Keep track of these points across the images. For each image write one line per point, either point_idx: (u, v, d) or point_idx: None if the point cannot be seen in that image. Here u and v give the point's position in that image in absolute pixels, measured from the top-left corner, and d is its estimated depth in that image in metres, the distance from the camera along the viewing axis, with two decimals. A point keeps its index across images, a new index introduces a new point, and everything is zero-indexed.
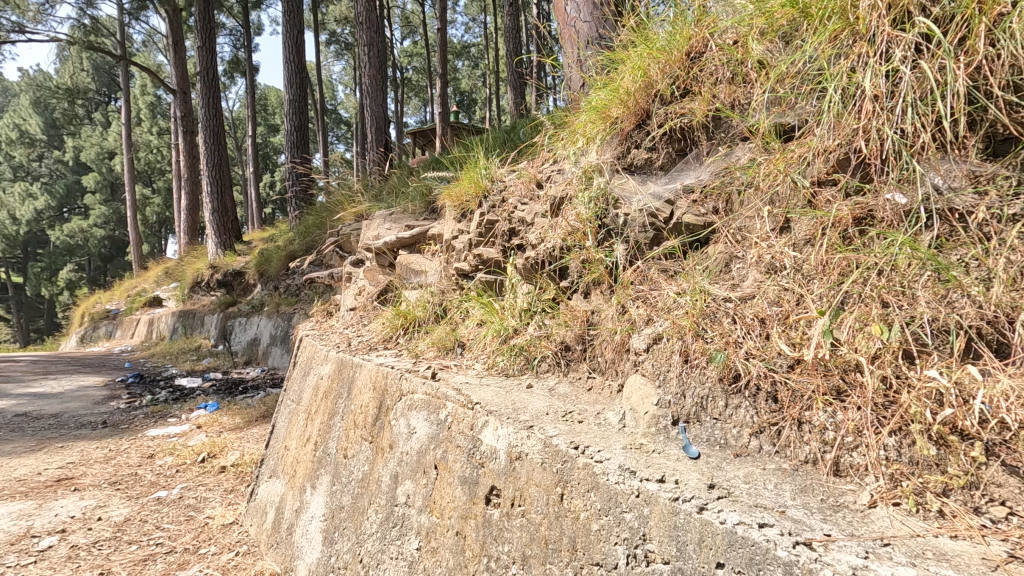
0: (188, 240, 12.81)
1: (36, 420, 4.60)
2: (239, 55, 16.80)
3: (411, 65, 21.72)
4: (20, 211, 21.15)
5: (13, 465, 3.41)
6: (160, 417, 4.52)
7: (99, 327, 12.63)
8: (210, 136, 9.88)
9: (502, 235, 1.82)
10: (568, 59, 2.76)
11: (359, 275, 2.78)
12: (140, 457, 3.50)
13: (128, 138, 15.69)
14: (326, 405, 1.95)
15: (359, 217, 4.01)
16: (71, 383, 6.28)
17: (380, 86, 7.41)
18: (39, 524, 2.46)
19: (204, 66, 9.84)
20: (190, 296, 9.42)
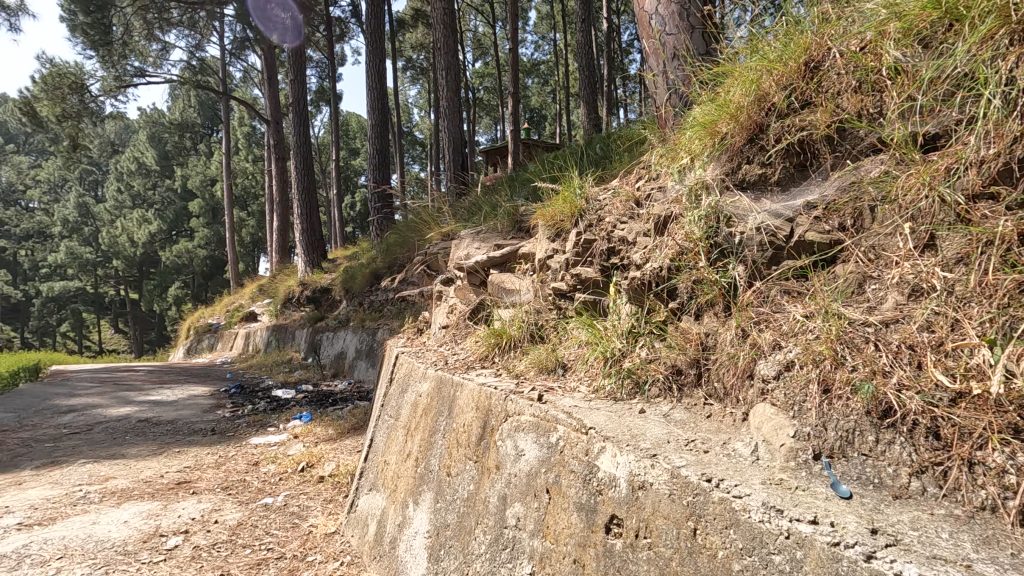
0: (279, 258, 13.74)
1: (155, 426, 5.05)
2: (325, 85, 17.94)
3: (482, 86, 22.34)
4: (138, 234, 23.53)
5: (140, 467, 3.75)
6: (261, 426, 4.83)
7: (203, 339, 13.74)
8: (300, 161, 10.58)
9: (600, 254, 1.81)
10: (655, 74, 2.72)
11: (450, 293, 2.85)
12: (246, 464, 3.74)
13: (228, 166, 17.10)
14: (426, 422, 1.99)
15: (444, 236, 4.13)
16: (182, 391, 6.86)
17: (456, 108, 7.64)
18: (166, 523, 2.67)
19: (295, 96, 10.56)
20: (282, 311, 10.05)
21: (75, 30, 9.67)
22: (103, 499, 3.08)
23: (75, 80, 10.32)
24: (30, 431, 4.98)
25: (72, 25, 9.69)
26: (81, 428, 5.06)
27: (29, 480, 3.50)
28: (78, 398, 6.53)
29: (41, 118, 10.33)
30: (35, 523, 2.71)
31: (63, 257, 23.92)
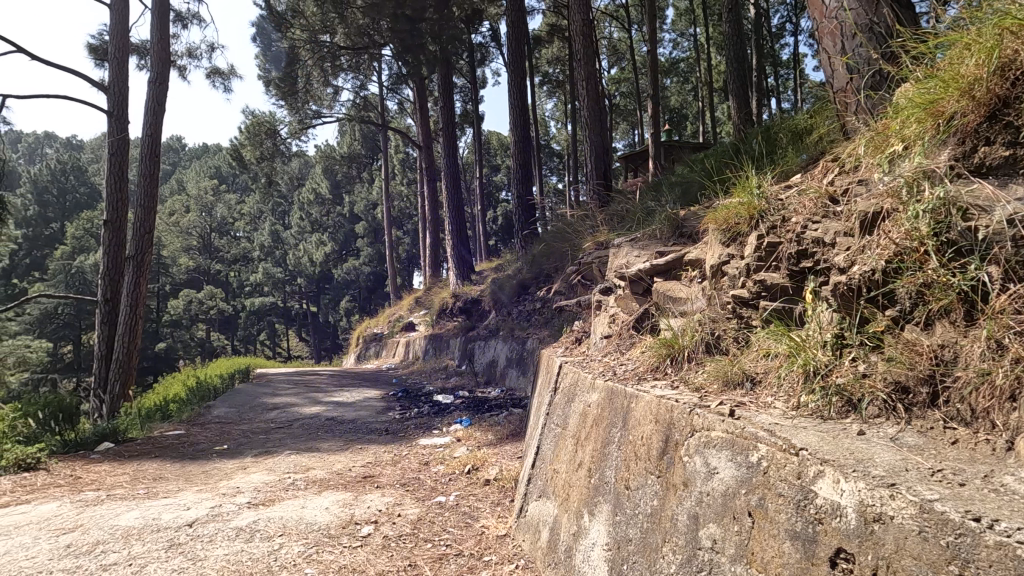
0: (432, 272, 14.81)
1: (340, 425, 5.70)
2: (469, 108, 19.09)
3: (619, 91, 22.03)
4: (316, 255, 27.00)
5: (331, 461, 4.25)
6: (428, 428, 5.20)
7: (370, 347, 15.26)
8: (450, 180, 11.28)
9: (788, 257, 1.67)
10: (831, 55, 2.46)
11: (610, 302, 2.83)
12: (419, 463, 4.05)
13: (387, 190, 18.90)
14: (596, 433, 1.98)
15: (596, 245, 4.12)
16: (358, 394, 7.66)
17: (598, 116, 7.59)
18: (358, 513, 2.99)
19: (445, 120, 11.32)
20: (437, 320, 10.79)
21: (271, 84, 11.46)
22: (307, 486, 3.54)
23: (269, 126, 12.19)
24: (247, 424, 5.91)
25: (269, 81, 11.52)
26: (284, 424, 5.89)
27: (251, 465, 4.16)
28: (279, 397, 7.62)
29: (245, 161, 12.37)
30: (259, 503, 3.18)
31: (261, 277, 28.31)
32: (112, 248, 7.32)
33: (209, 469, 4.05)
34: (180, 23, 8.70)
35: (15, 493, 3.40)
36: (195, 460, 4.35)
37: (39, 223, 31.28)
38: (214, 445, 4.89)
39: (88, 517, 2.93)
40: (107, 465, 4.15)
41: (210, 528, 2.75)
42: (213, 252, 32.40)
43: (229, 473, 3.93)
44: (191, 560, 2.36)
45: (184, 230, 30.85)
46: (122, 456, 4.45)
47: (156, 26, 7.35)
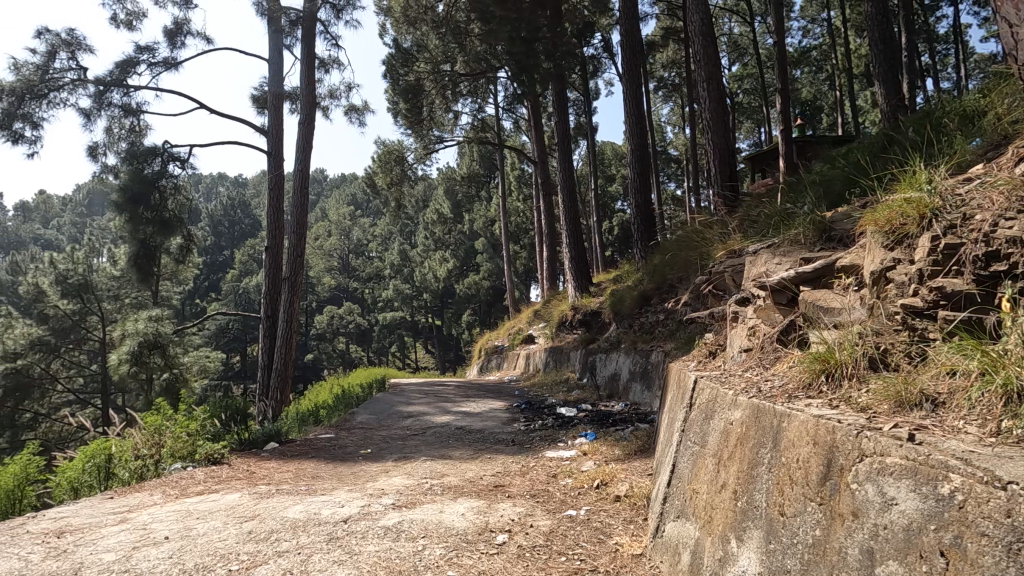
0: (549, 284, 14.95)
1: (469, 434, 5.93)
2: (582, 120, 19.15)
3: (741, 88, 20.80)
4: (440, 271, 28.56)
5: (463, 468, 4.44)
6: (553, 440, 5.23)
7: (492, 359, 15.72)
8: (566, 193, 11.33)
9: (977, 260, 1.48)
10: (1010, 27, 2.15)
11: (749, 314, 2.65)
12: (547, 475, 4.08)
13: (504, 207, 19.45)
14: (741, 452, 1.86)
15: (728, 253, 3.90)
16: (484, 405, 7.93)
17: (721, 116, 7.18)
18: (492, 521, 3.08)
19: (560, 134, 11.42)
20: (557, 333, 10.86)
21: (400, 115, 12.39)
22: (444, 491, 3.72)
23: (398, 154, 13.20)
24: (387, 430, 6.39)
25: (398, 111, 12.49)
26: (418, 431, 6.28)
27: (392, 469, 4.48)
28: (413, 406, 8.14)
29: (379, 187, 13.50)
30: (402, 505, 3.41)
31: (393, 293, 30.58)
32: (271, 271, 8.35)
33: (356, 470, 4.43)
34: (324, 69, 9.78)
35: (207, 482, 3.98)
36: (346, 461, 4.79)
37: (215, 250, 36.73)
38: (359, 448, 5.36)
39: (263, 507, 3.35)
40: (275, 462, 4.72)
41: (362, 525, 3.00)
42: (351, 271, 35.64)
43: (374, 475, 4.27)
44: (349, 553, 2.58)
45: (327, 252, 34.37)
46: (285, 455, 5.04)
47: (305, 74, 8.33)
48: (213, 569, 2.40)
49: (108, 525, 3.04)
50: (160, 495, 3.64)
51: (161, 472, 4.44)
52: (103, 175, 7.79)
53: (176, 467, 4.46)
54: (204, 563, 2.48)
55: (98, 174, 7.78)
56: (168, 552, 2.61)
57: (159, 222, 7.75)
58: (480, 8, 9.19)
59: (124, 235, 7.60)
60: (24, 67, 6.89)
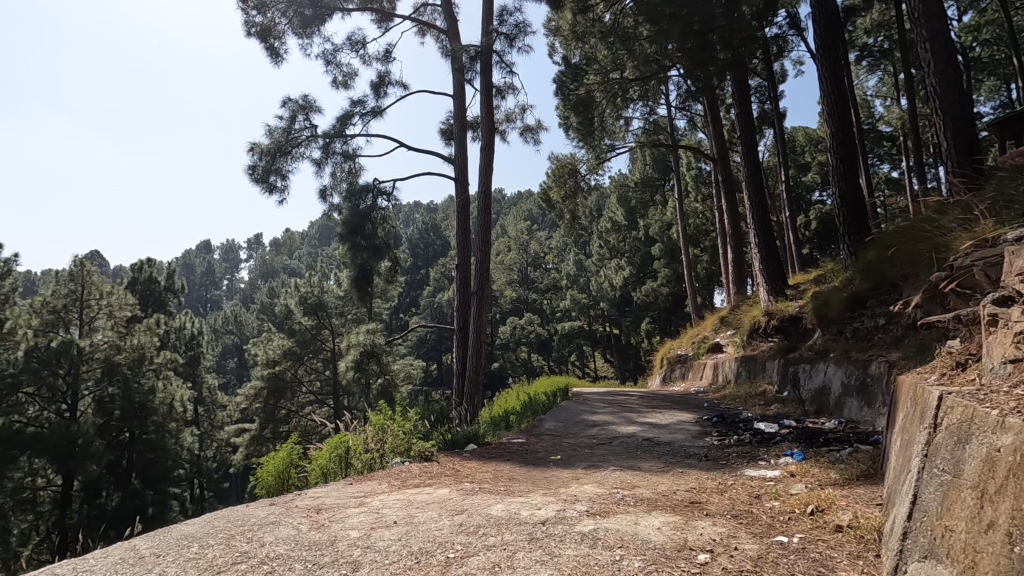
0: (736, 289, 13.82)
1: (658, 446, 5.76)
2: (767, 107, 17.46)
3: (978, 41, 17.09)
4: (617, 279, 28.18)
5: (655, 481, 4.32)
6: (753, 458, 4.81)
7: (675, 369, 15.00)
8: (753, 189, 10.35)
9: None
10: None
11: (1015, 318, 2.16)
12: (749, 496, 3.76)
13: (681, 208, 17.78)
14: (1019, 488, 1.51)
15: (977, 245, 3.22)
16: (671, 417, 7.60)
17: (954, 82, 5.94)
18: (691, 538, 2.94)
19: (742, 126, 10.56)
20: (749, 341, 9.98)
21: (572, 129, 12.60)
22: (637, 504, 3.67)
23: (572, 167, 13.48)
24: (574, 439, 6.51)
25: (571, 124, 12.75)
26: (605, 441, 6.28)
27: (582, 477, 4.55)
28: (598, 415, 8.16)
29: (554, 201, 13.92)
30: (596, 513, 3.43)
31: (570, 303, 31.08)
32: (461, 286, 9.11)
33: (549, 476, 4.59)
34: (500, 95, 10.49)
35: (422, 477, 4.49)
36: (540, 467, 5.00)
37: (414, 270, 41.32)
38: (549, 454, 5.55)
39: (470, 504, 3.67)
40: (475, 463, 5.13)
41: (560, 529, 3.10)
42: (530, 283, 37.17)
43: (565, 482, 4.38)
44: (550, 555, 2.69)
45: (509, 266, 36.45)
46: (483, 456, 5.45)
47: (484, 102, 9.02)
48: (434, 554, 2.70)
49: (350, 507, 3.60)
50: (385, 485, 4.21)
51: (385, 465, 5.13)
52: (330, 212, 9.34)
53: (397, 461, 5.12)
54: (426, 547, 2.80)
55: (326, 211, 9.35)
56: (397, 535, 3.01)
57: (372, 248, 8.97)
58: (647, 10, 8.93)
59: (347, 261, 8.97)
60: (275, 131, 8.64)
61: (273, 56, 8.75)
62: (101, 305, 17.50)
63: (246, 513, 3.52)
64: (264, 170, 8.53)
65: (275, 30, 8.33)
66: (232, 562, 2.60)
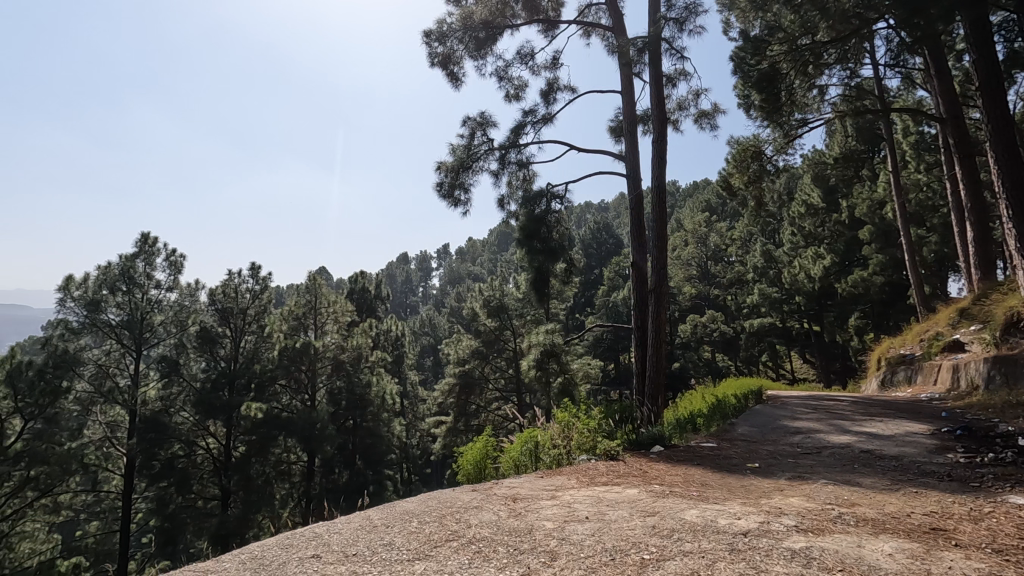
0: (980, 275, 11.27)
1: (882, 460, 4.96)
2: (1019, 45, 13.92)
3: None
4: (813, 270, 24.22)
5: (881, 500, 3.74)
6: (1020, 484, 3.87)
7: (897, 371, 12.76)
8: (1001, 150, 8.28)
9: None
10: None
11: None
12: (1017, 529, 3.04)
13: (897, 182, 14.81)
14: None
15: None
16: (896, 428, 6.49)
17: None
18: (936, 572, 2.48)
19: (982, 74, 8.54)
20: (1004, 338, 8.07)
21: (754, 109, 11.44)
22: (859, 524, 3.21)
23: (755, 149, 12.33)
24: (772, 446, 5.94)
25: (753, 104, 11.65)
26: (811, 451, 5.61)
27: (787, 488, 4.13)
28: (800, 422, 7.32)
29: (735, 188, 12.87)
30: (808, 530, 3.08)
31: (758, 298, 28.36)
32: (638, 284, 8.88)
33: (747, 485, 4.26)
34: (671, 84, 10.04)
35: (610, 476, 4.51)
36: (735, 474, 4.67)
37: (588, 270, 41.59)
38: (745, 462, 5.15)
39: (662, 506, 3.57)
40: (663, 465, 4.98)
41: (764, 543, 2.86)
42: (711, 278, 34.84)
43: (767, 492, 4.02)
44: (755, 569, 2.49)
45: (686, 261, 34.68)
46: (671, 459, 5.27)
47: (654, 95, 8.72)
48: (630, 554, 2.69)
49: (543, 499, 3.77)
50: (574, 481, 4.32)
51: (572, 461, 5.26)
52: (508, 219, 9.89)
53: (583, 458, 5.22)
54: (621, 546, 2.81)
55: (504, 219, 9.93)
56: (590, 530, 3.06)
57: (548, 250, 9.18)
58: None
59: (525, 264, 9.34)
60: (458, 148, 9.40)
61: (453, 80, 9.54)
62: (329, 312, 20.57)
63: (454, 496, 3.91)
64: (450, 185, 9.36)
65: (453, 56, 9.11)
66: (445, 539, 2.90)
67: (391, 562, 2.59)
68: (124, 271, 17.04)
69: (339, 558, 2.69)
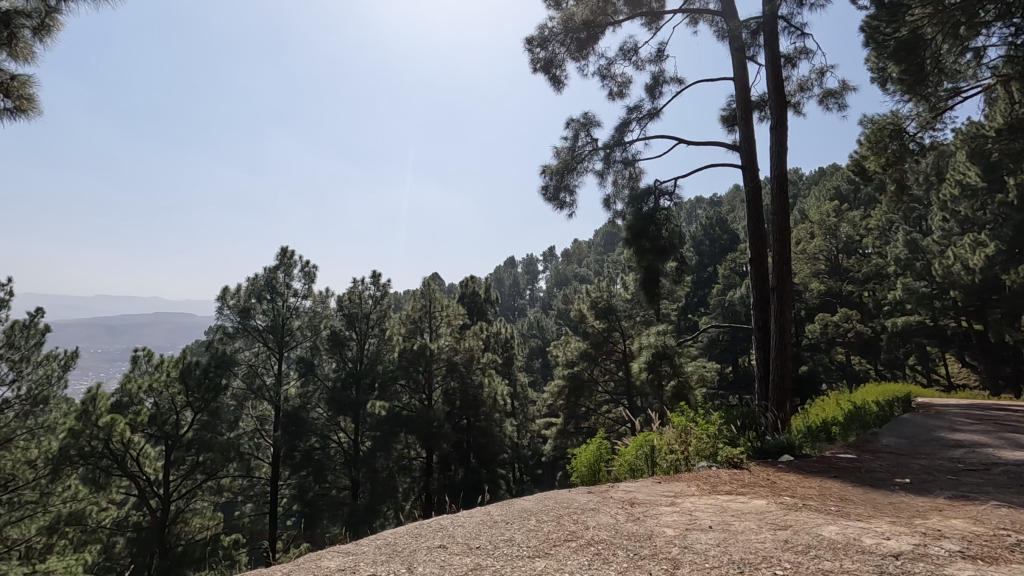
0: None
1: None
2: None
3: None
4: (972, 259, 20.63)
5: None
6: None
7: None
8: None
9: None
10: None
11: None
12: None
13: None
14: None
15: None
16: None
17: None
18: None
19: None
20: None
21: (893, 82, 10.19)
22: None
23: (894, 127, 11.00)
24: (926, 461, 5.26)
25: (891, 76, 10.41)
26: (977, 467, 4.89)
27: (947, 509, 3.64)
28: (962, 435, 6.41)
29: (870, 172, 11.59)
30: (976, 557, 2.70)
31: (902, 293, 25.18)
32: (758, 281, 8.32)
33: (896, 502, 3.82)
34: (790, 64, 9.29)
35: (734, 484, 4.28)
36: (881, 489, 4.21)
37: (701, 268, 39.62)
38: (893, 477, 4.61)
39: (793, 519, 3.32)
40: (794, 475, 4.62)
41: (922, 567, 2.54)
42: (843, 273, 31.61)
43: (922, 512, 3.57)
44: None
45: (812, 255, 31.82)
46: (803, 470, 4.87)
47: (772, 76, 8.11)
48: (760, 568, 2.53)
49: (662, 505, 3.67)
50: (695, 488, 4.15)
51: (692, 468, 5.10)
52: (615, 219, 9.74)
53: (704, 465, 5.03)
54: (750, 559, 2.65)
55: (611, 219, 9.78)
56: (715, 540, 2.93)
57: (658, 249, 8.87)
58: None
59: (634, 264, 9.12)
60: (562, 151, 9.42)
61: (555, 84, 9.59)
62: (443, 315, 21.47)
63: (571, 497, 3.93)
64: (555, 188, 9.42)
65: (555, 60, 9.16)
66: (564, 539, 2.93)
67: (512, 558, 2.68)
68: (268, 282, 19.07)
69: (463, 550, 2.83)
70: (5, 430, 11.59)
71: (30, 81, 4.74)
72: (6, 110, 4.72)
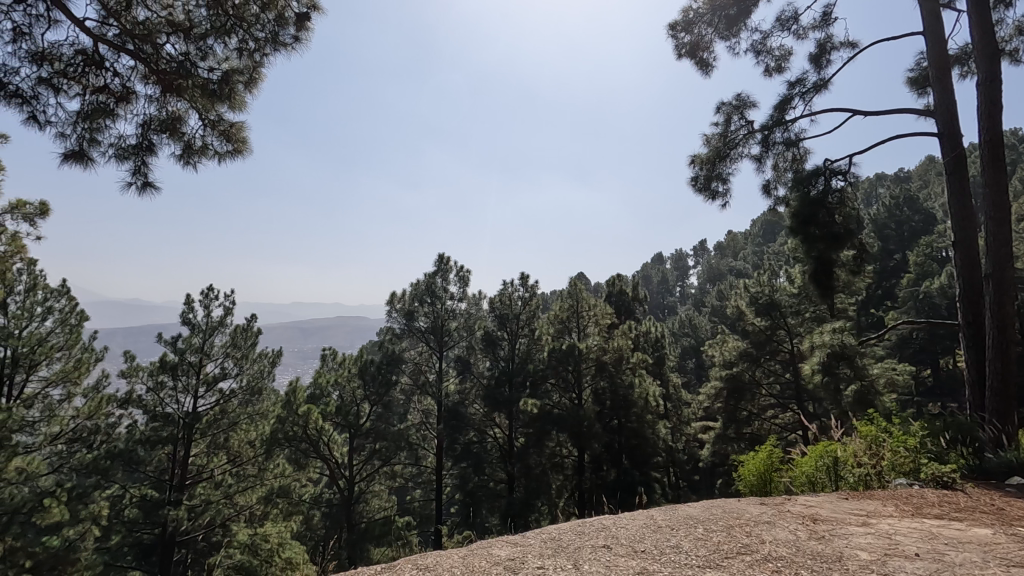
0: None
1: None
2: None
3: None
4: None
5: None
6: None
7: None
8: None
9: None
10: None
11: None
12: None
13: None
14: None
15: None
16: None
17: None
18: None
19: None
20: None
21: None
22: None
23: None
24: None
25: None
26: None
27: None
28: None
29: None
30: None
31: None
32: (966, 268, 6.98)
33: None
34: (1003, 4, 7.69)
35: (944, 508, 3.65)
36: None
37: (884, 256, 34.47)
38: None
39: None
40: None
41: None
42: None
43: None
44: None
45: None
46: None
47: (977, 21, 6.79)
48: None
49: (852, 525, 3.27)
50: (893, 509, 3.63)
51: (886, 485, 4.53)
52: (776, 207, 8.89)
53: (902, 483, 4.45)
54: None
55: (772, 207, 8.94)
56: (925, 571, 2.53)
57: (832, 237, 7.88)
58: None
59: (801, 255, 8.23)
60: (713, 138, 8.86)
61: (703, 69, 9.11)
62: (591, 315, 21.46)
63: (741, 508, 3.68)
64: (706, 178, 8.91)
65: (702, 42, 8.71)
66: (737, 551, 2.76)
67: (682, 566, 2.58)
68: (428, 287, 20.70)
69: (628, 551, 2.81)
70: (232, 416, 14.07)
71: (243, 125, 5.72)
72: (227, 152, 5.75)
